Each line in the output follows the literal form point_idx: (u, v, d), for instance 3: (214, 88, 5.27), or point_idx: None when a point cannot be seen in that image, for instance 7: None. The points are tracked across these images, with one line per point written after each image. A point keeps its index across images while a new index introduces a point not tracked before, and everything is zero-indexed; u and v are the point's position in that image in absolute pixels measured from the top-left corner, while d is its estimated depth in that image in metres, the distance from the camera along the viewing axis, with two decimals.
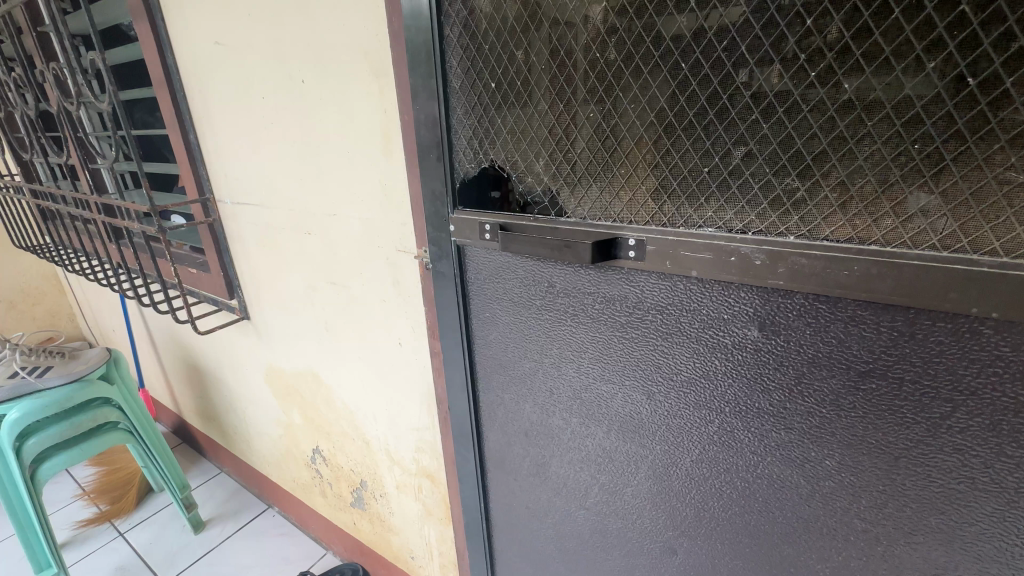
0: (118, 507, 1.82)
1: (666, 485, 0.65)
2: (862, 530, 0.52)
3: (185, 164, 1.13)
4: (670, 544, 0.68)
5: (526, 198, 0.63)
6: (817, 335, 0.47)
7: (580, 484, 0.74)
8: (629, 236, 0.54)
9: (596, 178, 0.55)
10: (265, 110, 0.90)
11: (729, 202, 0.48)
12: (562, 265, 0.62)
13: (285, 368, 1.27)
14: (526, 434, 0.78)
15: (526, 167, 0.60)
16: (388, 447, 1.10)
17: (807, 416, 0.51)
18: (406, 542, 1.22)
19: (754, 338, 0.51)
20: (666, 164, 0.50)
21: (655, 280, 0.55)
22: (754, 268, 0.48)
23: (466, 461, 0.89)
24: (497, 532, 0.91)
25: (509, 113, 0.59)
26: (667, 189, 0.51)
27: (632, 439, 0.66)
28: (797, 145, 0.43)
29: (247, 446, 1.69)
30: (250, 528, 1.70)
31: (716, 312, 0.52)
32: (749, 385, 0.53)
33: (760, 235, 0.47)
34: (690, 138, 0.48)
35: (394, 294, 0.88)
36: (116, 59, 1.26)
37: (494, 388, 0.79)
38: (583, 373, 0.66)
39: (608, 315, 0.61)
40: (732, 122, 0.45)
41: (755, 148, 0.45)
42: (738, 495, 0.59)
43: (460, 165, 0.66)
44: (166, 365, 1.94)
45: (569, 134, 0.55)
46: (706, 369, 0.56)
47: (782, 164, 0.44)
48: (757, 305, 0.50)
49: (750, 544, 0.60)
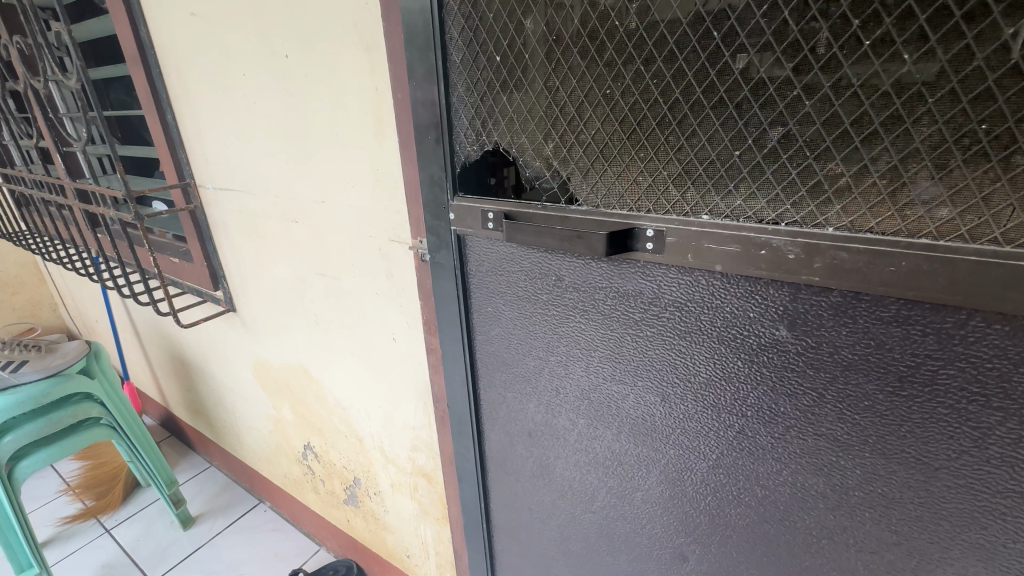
0: (104, 502, 1.77)
1: (678, 490, 0.62)
2: (893, 540, 0.49)
3: (162, 148, 1.05)
4: (681, 551, 0.65)
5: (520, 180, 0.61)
6: (853, 335, 0.44)
7: (587, 487, 0.71)
8: (647, 226, 0.49)
9: (611, 162, 0.50)
10: (249, 89, 0.84)
11: (762, 190, 0.43)
12: (570, 257, 0.57)
13: (273, 362, 1.22)
14: (529, 435, 0.74)
15: (533, 148, 0.55)
16: (382, 445, 1.06)
17: (838, 423, 0.48)
18: (401, 541, 1.18)
19: (783, 339, 0.48)
20: (691, 147, 0.45)
21: (674, 274, 0.51)
22: (787, 264, 0.44)
23: (466, 460, 0.85)
24: (496, 533, 0.88)
25: (515, 91, 0.54)
26: (691, 176, 0.46)
27: (645, 443, 0.62)
28: (845, 128, 0.38)
29: (237, 441, 1.64)
30: (242, 523, 1.66)
31: (740, 310, 0.49)
32: (773, 389, 0.50)
33: (794, 227, 0.42)
34: (718, 119, 0.43)
35: (388, 286, 0.83)
36: (86, 33, 1.18)
37: (496, 386, 0.74)
38: (592, 373, 0.62)
39: (621, 312, 0.56)
40: (768, 100, 0.40)
41: (795, 128, 0.40)
42: (757, 503, 0.56)
43: (459, 146, 0.61)
44: (151, 356, 1.88)
45: (583, 114, 0.50)
46: (726, 371, 0.52)
47: (825, 148, 0.39)
48: (787, 302, 0.46)
49: (767, 553, 0.57)
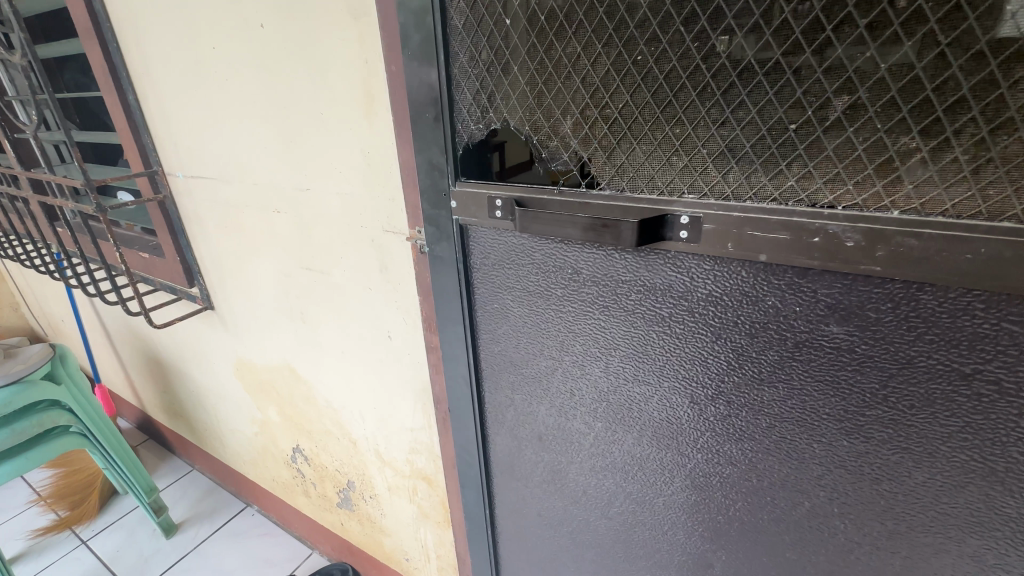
0: (79, 512, 1.68)
1: (704, 496, 0.58)
2: (944, 546, 0.46)
3: (124, 132, 0.96)
4: (706, 557, 0.61)
5: (515, 164, 0.54)
6: (914, 330, 0.40)
7: (603, 493, 0.66)
8: (681, 212, 0.44)
9: (640, 140, 0.44)
10: (219, 65, 0.75)
11: (819, 169, 0.38)
12: (590, 247, 0.52)
13: (257, 362, 1.15)
14: (539, 439, 0.69)
15: (548, 125, 0.49)
16: (377, 448, 1.00)
17: (890, 425, 0.44)
18: (400, 544, 1.13)
19: (832, 335, 0.43)
20: (737, 121, 0.39)
21: (709, 266, 0.46)
22: (844, 252, 0.39)
23: (469, 466, 0.79)
24: (502, 539, 0.84)
25: (526, 60, 0.47)
26: (736, 154, 0.40)
27: (669, 446, 0.57)
28: (927, 95, 0.33)
29: (220, 444, 1.56)
30: (228, 528, 1.59)
31: (784, 305, 0.44)
32: (817, 389, 0.46)
33: (854, 211, 0.37)
34: (771, 88, 0.37)
35: (382, 281, 0.76)
36: (31, 5, 1.06)
37: (502, 387, 0.69)
38: (612, 374, 0.57)
39: (646, 308, 0.51)
40: (835, 63, 0.34)
41: (865, 97, 0.34)
42: (793, 509, 0.52)
43: (461, 125, 0.54)
44: (123, 358, 1.77)
45: (609, 84, 0.44)
46: (765, 371, 0.48)
47: (900, 119, 0.34)
48: (840, 295, 0.41)
49: (803, 560, 0.54)
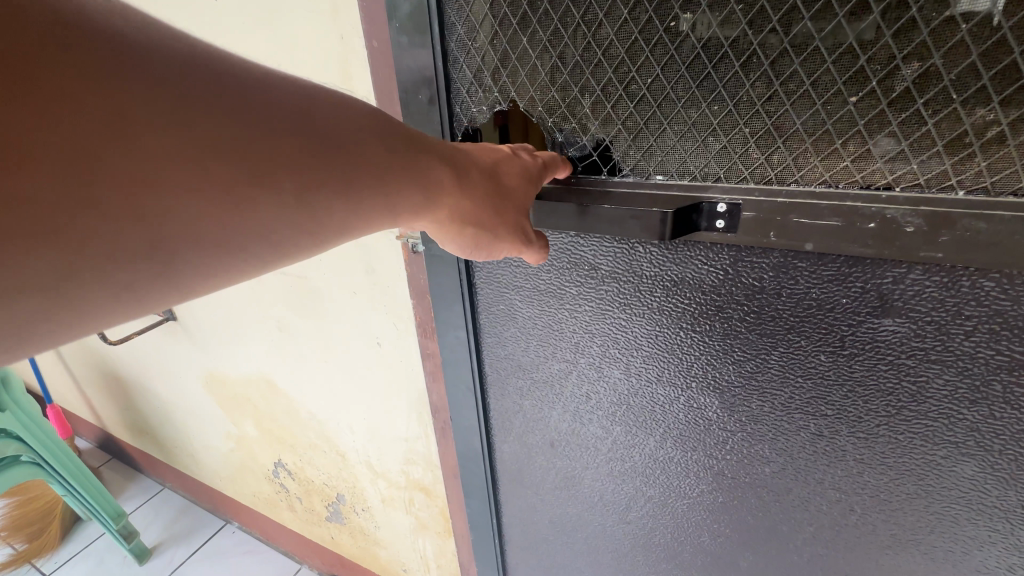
0: (42, 542, 1.56)
1: (733, 497, 0.55)
2: (990, 539, 0.44)
3: None
4: (732, 558, 0.59)
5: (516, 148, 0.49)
6: (972, 319, 0.37)
7: (621, 497, 0.63)
8: (718, 199, 0.40)
9: (672, 118, 0.40)
10: None
11: (879, 145, 0.34)
12: (609, 240, 0.47)
13: (230, 375, 1.05)
14: (551, 444, 0.64)
15: (564, 106, 0.43)
16: (369, 460, 0.94)
17: (941, 420, 0.41)
18: (397, 555, 1.08)
19: (879, 328, 0.40)
20: (787, 94, 0.35)
21: (745, 257, 0.42)
22: (902, 239, 0.35)
23: (473, 476, 0.75)
24: (512, 549, 0.79)
25: (537, 30, 0.41)
26: (783, 133, 0.37)
27: (695, 448, 0.54)
28: (1013, 59, 0.29)
29: (192, 461, 1.46)
30: (207, 549, 1.50)
31: (829, 297, 0.40)
32: (861, 385, 0.42)
33: (914, 192, 0.34)
34: (829, 56, 0.33)
35: (368, 283, 0.69)
36: None
37: (510, 393, 0.64)
38: (633, 375, 0.53)
39: (671, 305, 0.47)
40: (907, 25, 0.31)
41: (939, 63, 0.31)
42: (829, 507, 0.49)
43: (460, 107, 0.48)
44: (76, 375, 1.63)
45: (636, 56, 0.39)
46: (805, 367, 0.44)
47: (979, 88, 0.31)
48: (890, 286, 0.38)
49: (837, 558, 0.52)
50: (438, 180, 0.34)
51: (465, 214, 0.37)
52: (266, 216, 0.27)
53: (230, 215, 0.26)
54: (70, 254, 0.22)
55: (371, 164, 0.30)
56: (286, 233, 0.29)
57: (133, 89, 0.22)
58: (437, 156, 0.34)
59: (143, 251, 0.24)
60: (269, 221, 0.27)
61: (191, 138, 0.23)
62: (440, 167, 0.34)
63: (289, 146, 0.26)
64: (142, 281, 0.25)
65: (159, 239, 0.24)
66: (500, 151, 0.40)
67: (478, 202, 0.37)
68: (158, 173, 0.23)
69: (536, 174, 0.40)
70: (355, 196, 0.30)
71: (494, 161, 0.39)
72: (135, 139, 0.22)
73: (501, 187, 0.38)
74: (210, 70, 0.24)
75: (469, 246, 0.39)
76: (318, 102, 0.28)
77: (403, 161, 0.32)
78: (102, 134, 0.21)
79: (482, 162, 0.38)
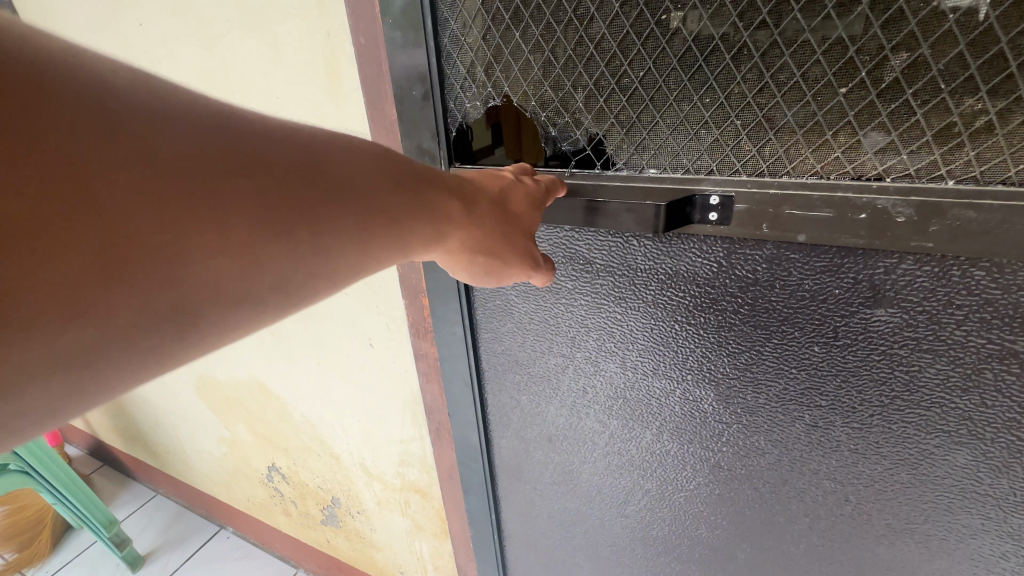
0: (34, 551, 1.53)
1: (729, 490, 0.55)
2: (982, 527, 0.44)
3: None
4: (728, 551, 0.59)
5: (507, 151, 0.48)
6: (964, 308, 0.37)
7: (619, 493, 0.63)
8: (711, 192, 0.40)
9: (664, 112, 0.40)
10: (148, 45, 0.63)
11: (869, 136, 0.35)
12: (604, 234, 0.47)
13: (221, 379, 1.04)
14: (548, 440, 0.64)
15: (557, 100, 0.44)
16: (363, 463, 0.93)
17: (933, 408, 0.41)
18: (393, 557, 1.08)
19: (873, 318, 0.40)
20: (778, 85, 0.36)
21: (738, 249, 0.42)
22: (892, 229, 0.35)
23: (471, 473, 0.75)
24: (511, 545, 0.79)
25: (530, 24, 0.41)
26: (774, 125, 0.37)
27: (691, 441, 0.54)
28: (1001, 48, 0.30)
29: (185, 466, 1.44)
30: (201, 555, 1.49)
31: (822, 288, 0.40)
32: (854, 375, 0.43)
33: (905, 182, 0.34)
34: (819, 47, 0.33)
35: (360, 285, 0.69)
36: None
37: (507, 388, 0.64)
38: (628, 369, 0.53)
39: (666, 298, 0.47)
40: (895, 16, 0.31)
41: (927, 53, 0.31)
42: (825, 498, 0.50)
43: (453, 102, 0.48)
44: None
45: (628, 50, 0.39)
46: (799, 358, 0.44)
47: (967, 78, 0.31)
48: (882, 275, 0.38)
49: (831, 548, 0.52)
50: (449, 212, 0.33)
51: (477, 243, 0.36)
52: (286, 270, 0.26)
53: (251, 269, 0.24)
54: (88, 331, 0.21)
55: (383, 199, 0.29)
56: (306, 282, 0.27)
57: (150, 151, 0.20)
58: (446, 189, 0.34)
59: (163, 318, 0.22)
60: (288, 273, 0.26)
61: (213, 198, 0.22)
62: (450, 200, 0.33)
63: (302, 195, 0.25)
64: (164, 346, 0.23)
65: (180, 303, 0.23)
66: (504, 178, 0.40)
67: (488, 231, 0.36)
68: (176, 236, 0.21)
69: (539, 200, 0.40)
70: (369, 239, 0.29)
71: (500, 189, 0.38)
72: (151, 202, 0.20)
73: (511, 218, 0.37)
74: (221, 120, 0.23)
75: (479, 273, 0.38)
76: (325, 144, 0.27)
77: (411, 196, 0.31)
78: (116, 203, 0.20)
79: (489, 192, 0.37)
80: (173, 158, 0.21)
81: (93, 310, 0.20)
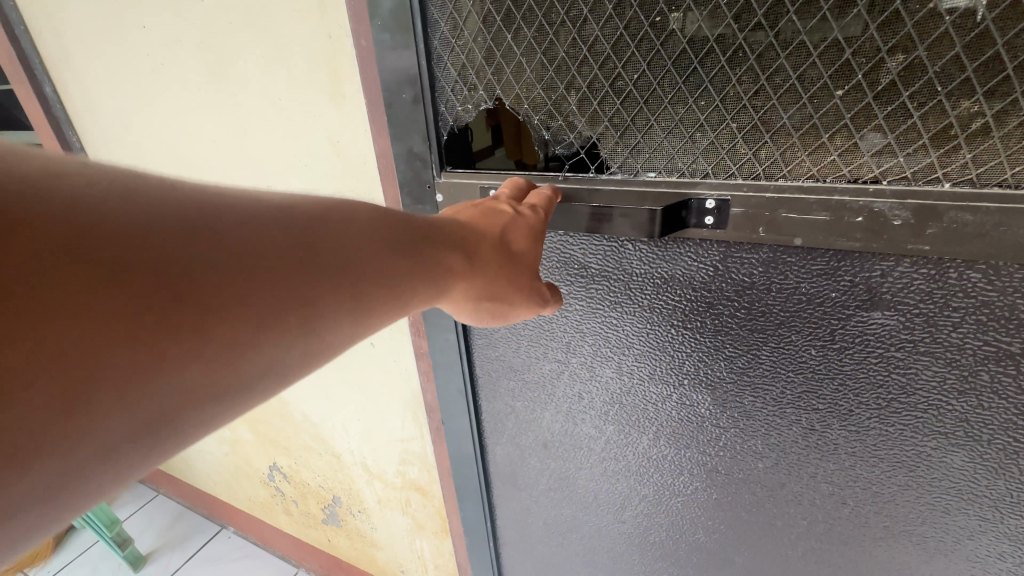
0: (34, 552, 1.55)
1: (726, 493, 0.55)
2: (979, 527, 0.44)
3: (45, 130, 0.78)
4: (726, 554, 0.59)
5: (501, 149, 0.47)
6: (960, 310, 0.37)
7: (616, 498, 0.63)
8: (707, 195, 0.40)
9: (659, 115, 0.40)
10: (150, 48, 0.62)
11: (866, 139, 0.34)
12: (598, 239, 0.47)
13: None
14: (544, 446, 0.64)
15: (549, 103, 0.43)
16: (364, 461, 0.93)
17: (930, 410, 0.41)
18: (394, 556, 1.08)
19: (869, 321, 0.40)
20: (774, 88, 0.35)
21: (733, 253, 0.42)
22: (889, 232, 0.35)
23: (466, 480, 0.74)
24: (506, 551, 0.79)
25: (524, 26, 0.41)
26: (770, 128, 0.37)
27: (689, 444, 0.54)
28: (997, 50, 0.29)
29: (186, 466, 1.45)
30: (202, 554, 1.49)
31: (818, 291, 0.40)
32: (851, 378, 0.43)
33: (902, 185, 0.34)
34: (815, 49, 0.33)
35: None
36: None
37: (501, 395, 0.64)
38: (625, 373, 0.53)
39: (661, 302, 0.47)
40: (892, 17, 0.31)
41: (924, 55, 0.31)
42: (822, 501, 0.49)
43: (445, 106, 0.48)
44: None
45: (622, 52, 0.39)
46: (796, 362, 0.44)
47: (964, 79, 0.31)
48: (877, 278, 0.38)
49: (829, 550, 0.52)
50: (450, 265, 0.32)
51: (478, 291, 0.35)
52: (281, 354, 0.24)
53: (240, 363, 0.22)
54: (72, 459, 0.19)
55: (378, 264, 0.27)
56: (303, 363, 0.25)
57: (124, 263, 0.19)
58: (445, 242, 0.32)
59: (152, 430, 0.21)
60: (284, 356, 0.24)
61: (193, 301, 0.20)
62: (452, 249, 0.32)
63: (292, 276, 0.23)
64: (149, 458, 0.21)
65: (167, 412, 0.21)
66: (505, 212, 0.37)
67: (489, 278, 0.35)
68: (153, 346, 0.19)
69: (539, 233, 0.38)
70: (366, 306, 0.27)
71: (499, 229, 0.36)
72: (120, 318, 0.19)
73: (512, 261, 0.36)
74: (199, 210, 0.21)
75: (483, 314, 0.37)
76: (319, 219, 0.25)
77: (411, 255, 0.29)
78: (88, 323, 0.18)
79: (490, 235, 0.35)
80: (143, 266, 0.19)
81: (64, 442, 0.18)
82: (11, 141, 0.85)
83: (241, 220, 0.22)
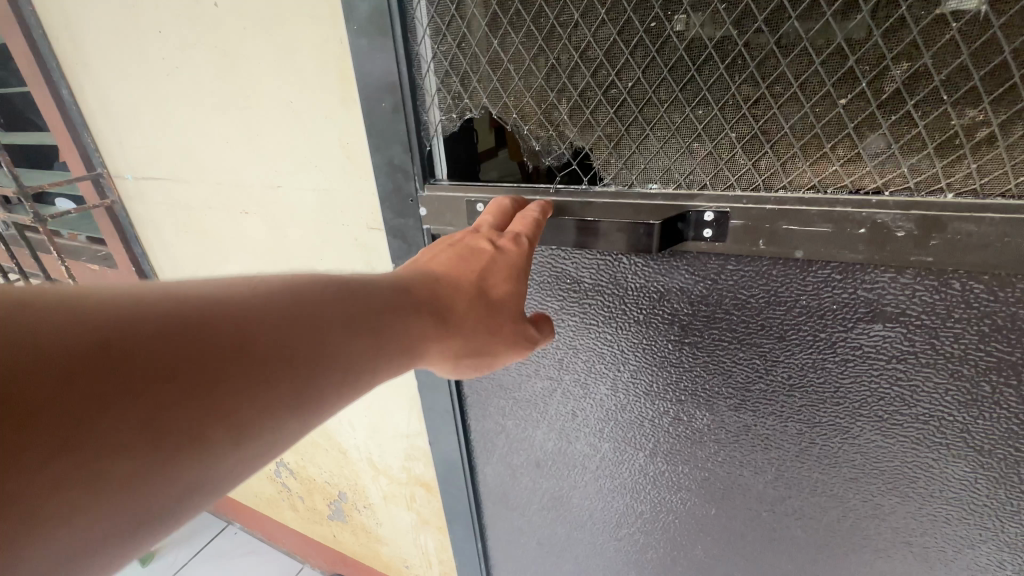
0: None
1: (724, 507, 0.54)
2: (981, 537, 0.43)
3: (61, 132, 0.79)
4: (724, 568, 0.58)
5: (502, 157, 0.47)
6: (963, 321, 0.36)
7: (612, 513, 0.62)
8: (705, 208, 0.39)
9: (657, 124, 0.40)
10: (165, 51, 0.63)
11: (869, 149, 0.34)
12: (591, 253, 0.47)
13: None
14: (537, 465, 0.64)
15: (541, 113, 0.43)
16: (370, 456, 0.94)
17: (933, 422, 0.40)
18: (399, 551, 1.08)
19: (870, 335, 0.39)
20: (774, 97, 0.35)
21: (731, 265, 0.42)
22: (893, 244, 0.35)
23: (454, 503, 0.75)
24: (497, 571, 0.79)
25: (521, 34, 0.41)
26: (771, 138, 0.36)
27: (688, 458, 0.53)
28: (1004, 59, 0.29)
29: None
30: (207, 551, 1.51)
31: (818, 303, 0.40)
32: (852, 391, 0.42)
33: (907, 196, 0.34)
34: (817, 57, 0.33)
35: None
36: None
37: (491, 414, 0.64)
38: (624, 388, 0.53)
39: (658, 316, 0.47)
40: (896, 24, 0.30)
41: (929, 63, 0.31)
42: (823, 513, 0.49)
43: (428, 117, 0.48)
44: None
45: (620, 59, 0.38)
46: (796, 375, 0.43)
47: (970, 88, 0.30)
48: (877, 290, 0.38)
49: (829, 563, 0.51)
50: (424, 329, 0.30)
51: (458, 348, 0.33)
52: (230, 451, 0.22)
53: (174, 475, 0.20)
54: None
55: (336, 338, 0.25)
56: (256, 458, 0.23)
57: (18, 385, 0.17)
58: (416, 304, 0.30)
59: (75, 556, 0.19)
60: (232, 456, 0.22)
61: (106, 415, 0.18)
62: (420, 320, 0.30)
63: (228, 371, 0.21)
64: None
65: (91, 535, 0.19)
66: (485, 252, 0.35)
67: (469, 332, 0.33)
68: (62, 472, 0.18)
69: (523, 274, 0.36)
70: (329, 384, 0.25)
71: (477, 277, 0.34)
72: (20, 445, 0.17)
73: (492, 309, 0.34)
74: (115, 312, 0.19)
75: (466, 367, 0.35)
76: (263, 298, 0.23)
77: (368, 339, 0.27)
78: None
79: (466, 286, 0.33)
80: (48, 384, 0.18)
81: None
82: (28, 140, 0.86)
83: (149, 329, 0.20)
